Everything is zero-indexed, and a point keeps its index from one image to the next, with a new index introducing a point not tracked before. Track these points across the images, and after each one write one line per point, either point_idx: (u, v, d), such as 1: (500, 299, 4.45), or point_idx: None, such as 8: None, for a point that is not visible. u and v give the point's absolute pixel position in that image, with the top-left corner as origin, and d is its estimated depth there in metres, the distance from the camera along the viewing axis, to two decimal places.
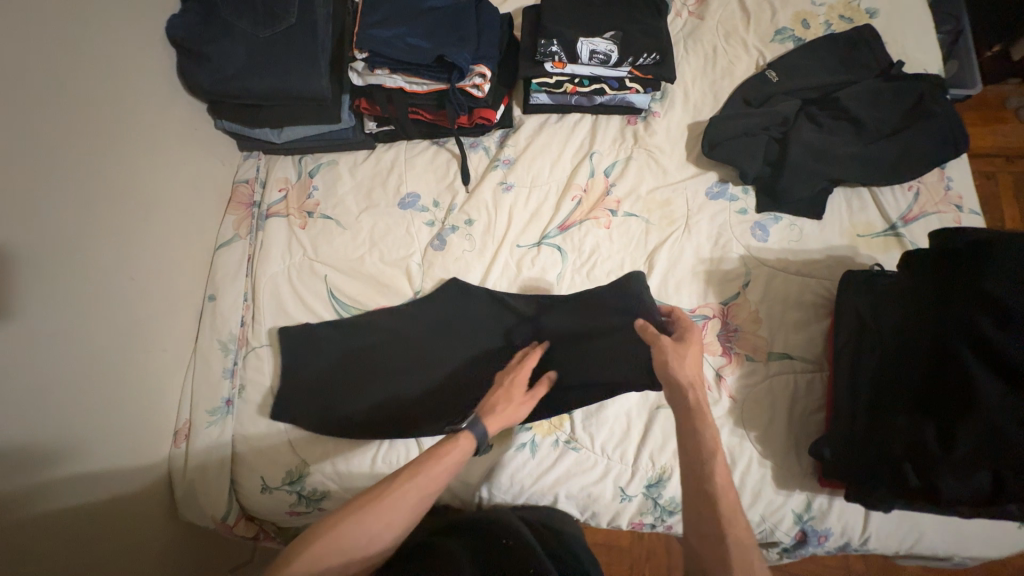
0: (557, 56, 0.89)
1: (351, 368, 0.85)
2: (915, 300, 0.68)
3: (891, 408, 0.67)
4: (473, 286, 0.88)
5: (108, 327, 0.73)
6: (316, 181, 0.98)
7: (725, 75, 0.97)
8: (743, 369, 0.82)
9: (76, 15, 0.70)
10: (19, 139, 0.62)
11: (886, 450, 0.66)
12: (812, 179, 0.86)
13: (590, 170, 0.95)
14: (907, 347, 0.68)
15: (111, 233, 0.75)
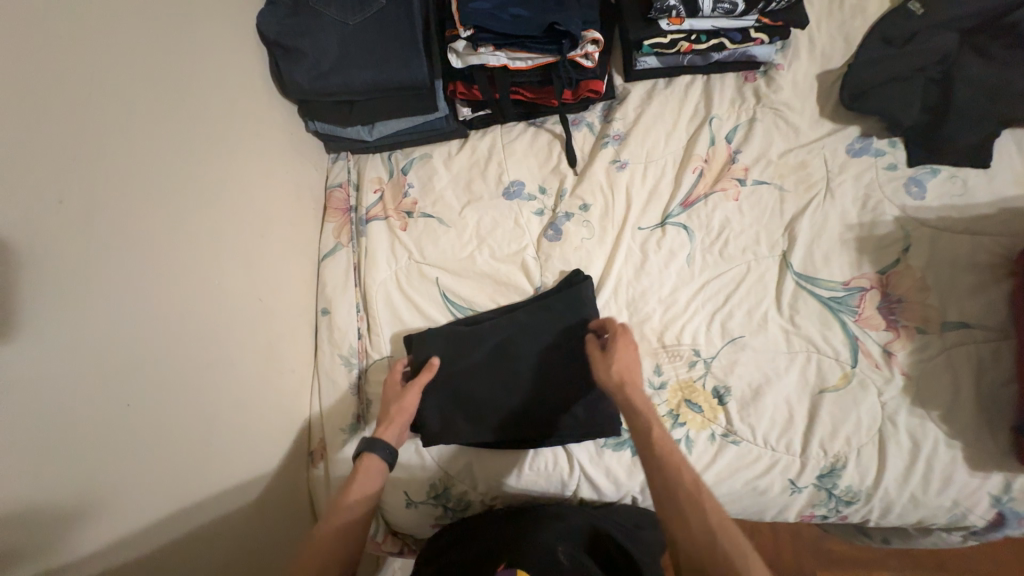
0: (675, 11, 0.80)
1: (484, 376, 0.77)
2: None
3: None
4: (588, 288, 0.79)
5: (241, 352, 0.71)
6: (411, 178, 0.91)
7: (856, 13, 0.86)
8: (915, 343, 0.74)
9: (177, 18, 0.65)
10: (148, 162, 0.58)
11: None
12: (980, 123, 0.76)
13: (710, 138, 0.86)
14: None
15: (232, 251, 0.71)
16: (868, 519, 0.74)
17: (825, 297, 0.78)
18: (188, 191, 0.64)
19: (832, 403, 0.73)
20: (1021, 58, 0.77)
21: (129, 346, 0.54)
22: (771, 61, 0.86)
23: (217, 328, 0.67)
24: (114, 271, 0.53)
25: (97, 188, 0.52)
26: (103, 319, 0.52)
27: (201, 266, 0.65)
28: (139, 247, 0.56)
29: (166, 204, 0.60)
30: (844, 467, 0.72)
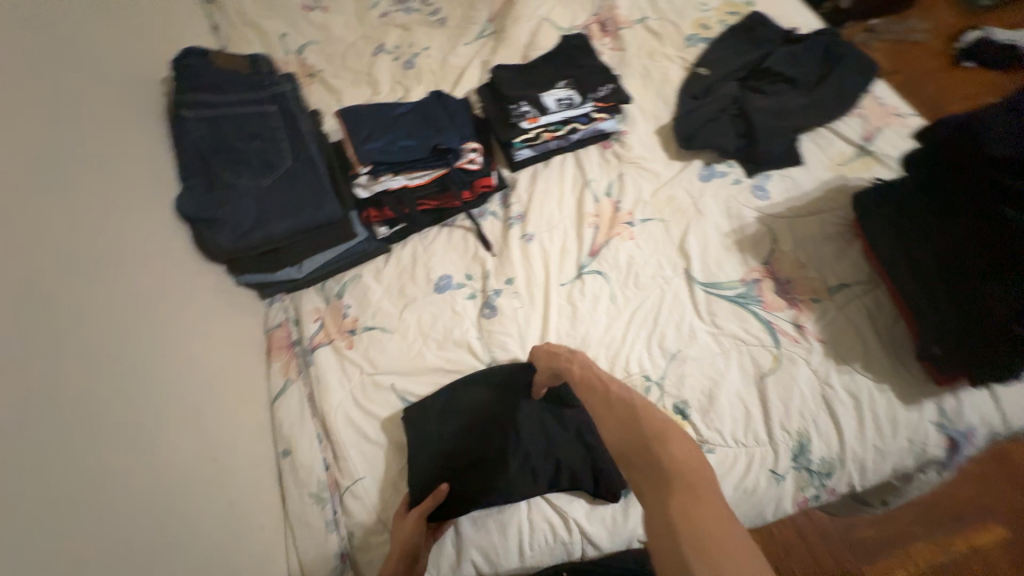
0: (529, 113, 0.99)
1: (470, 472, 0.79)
2: (950, 160, 0.76)
3: (967, 282, 0.72)
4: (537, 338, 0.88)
5: (200, 524, 0.66)
6: (347, 300, 0.97)
7: (665, 83, 1.12)
8: (816, 312, 0.85)
9: (101, 219, 0.70)
10: (81, 356, 0.59)
11: (985, 323, 0.69)
12: (782, 134, 0.97)
13: (594, 198, 1.02)
14: (958, 221, 0.74)
15: (175, 420, 0.69)
16: (852, 484, 0.77)
17: (732, 295, 0.89)
18: (124, 370, 0.64)
19: (776, 384, 0.81)
20: (787, 85, 1.02)
21: (79, 552, 0.50)
22: (617, 130, 1.07)
23: (174, 503, 0.63)
24: (56, 470, 0.51)
25: (33, 388, 0.52)
26: (49, 523, 0.48)
27: (148, 441, 0.63)
28: (79, 441, 0.54)
29: (107, 389, 0.60)
30: (810, 440, 0.77)
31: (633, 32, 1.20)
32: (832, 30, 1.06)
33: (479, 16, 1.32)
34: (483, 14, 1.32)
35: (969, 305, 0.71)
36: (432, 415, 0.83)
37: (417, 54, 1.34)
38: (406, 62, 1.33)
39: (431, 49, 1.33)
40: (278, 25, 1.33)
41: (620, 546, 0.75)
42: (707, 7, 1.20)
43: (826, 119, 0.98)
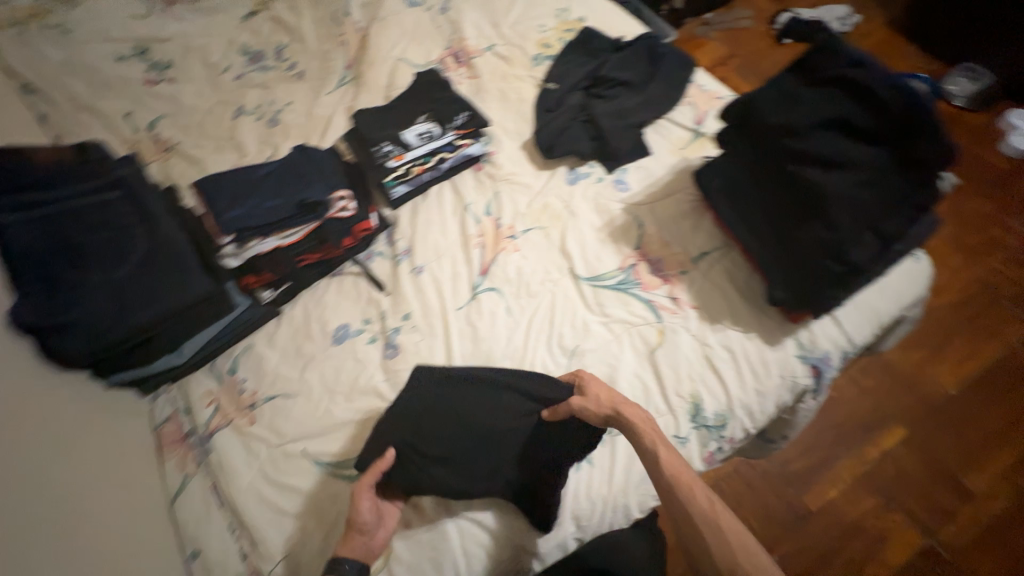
0: (393, 152, 1.01)
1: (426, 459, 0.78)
2: (748, 131, 0.86)
3: (789, 229, 0.81)
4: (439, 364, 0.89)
5: None
6: (242, 374, 0.92)
7: (521, 102, 1.20)
8: (685, 282, 0.94)
9: None
10: None
11: (813, 261, 0.78)
12: (628, 131, 1.08)
13: (476, 219, 1.06)
14: (769, 179, 0.84)
15: (53, 547, 0.61)
16: (748, 429, 0.85)
17: (613, 283, 0.96)
18: None
19: (665, 355, 0.88)
20: (623, 87, 1.13)
21: None
22: (485, 152, 1.13)
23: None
24: None
25: None
26: None
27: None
28: None
29: None
30: (702, 398, 0.84)
31: (484, 59, 1.28)
32: (651, 34, 1.19)
33: (336, 65, 1.33)
34: (339, 63, 1.34)
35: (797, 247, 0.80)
36: (422, 392, 0.84)
37: (280, 111, 1.32)
38: (270, 121, 1.31)
39: (294, 104, 1.33)
40: (121, 105, 1.26)
41: (554, 552, 0.79)
42: (545, 28, 1.30)
43: (661, 111, 1.10)
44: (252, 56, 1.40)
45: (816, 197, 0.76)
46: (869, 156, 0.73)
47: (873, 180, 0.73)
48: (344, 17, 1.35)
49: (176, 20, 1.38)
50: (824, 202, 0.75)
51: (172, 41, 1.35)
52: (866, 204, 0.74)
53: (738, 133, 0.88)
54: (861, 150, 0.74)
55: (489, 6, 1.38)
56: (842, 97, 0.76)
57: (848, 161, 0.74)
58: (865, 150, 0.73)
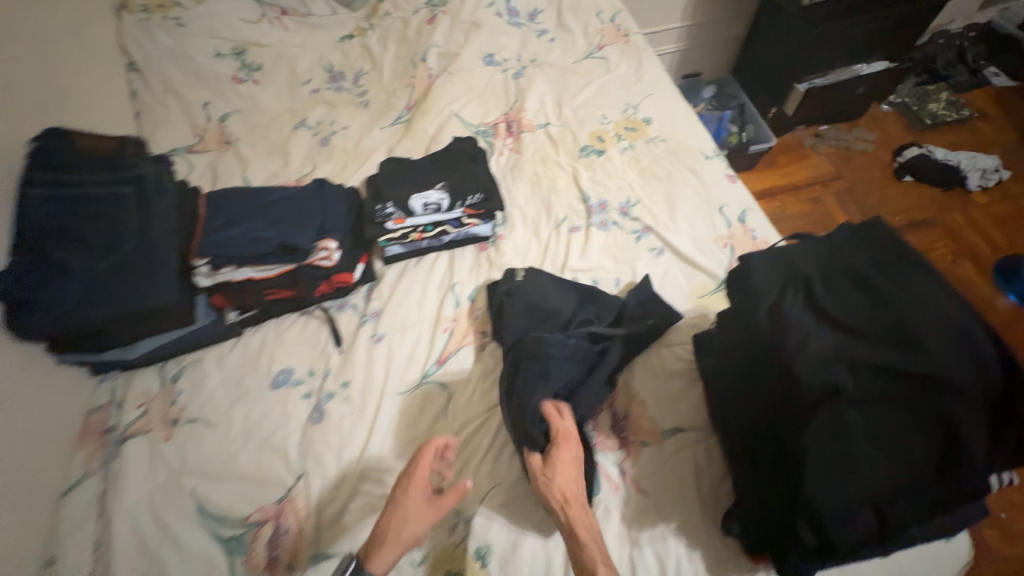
0: (395, 215, 1.01)
1: (869, 326, 0.58)
2: (840, 295, 0.61)
3: (863, 450, 0.54)
4: (752, 270, 0.67)
5: None
6: (181, 385, 0.94)
7: (551, 191, 1.13)
8: (642, 457, 0.81)
9: None
10: None
11: (869, 498, 0.54)
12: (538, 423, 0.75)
13: (455, 301, 1.00)
14: (870, 366, 0.56)
15: None
16: None
17: None
18: None
19: None
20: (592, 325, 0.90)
21: None
22: (494, 233, 1.08)
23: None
24: None
25: None
26: None
27: None
28: None
29: None
30: None
31: (533, 135, 1.23)
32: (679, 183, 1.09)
33: (397, 103, 1.37)
34: (402, 102, 1.37)
35: (792, 459, 0.57)
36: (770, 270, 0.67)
37: (334, 133, 1.37)
38: (322, 139, 1.36)
39: (349, 128, 1.37)
40: (204, 95, 1.35)
41: None
42: (607, 120, 1.23)
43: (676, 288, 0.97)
44: (333, 74, 1.47)
45: (851, 418, 0.55)
46: (987, 399, 0.53)
47: (913, 419, 0.54)
48: (418, 62, 1.39)
49: (282, 29, 1.48)
50: (917, 430, 0.54)
51: (269, 47, 1.46)
52: (915, 467, 0.53)
53: (832, 286, 0.63)
54: (988, 384, 0.53)
55: (559, 83, 1.34)
56: (961, 317, 0.57)
57: (906, 369, 0.54)
58: (940, 360, 0.54)
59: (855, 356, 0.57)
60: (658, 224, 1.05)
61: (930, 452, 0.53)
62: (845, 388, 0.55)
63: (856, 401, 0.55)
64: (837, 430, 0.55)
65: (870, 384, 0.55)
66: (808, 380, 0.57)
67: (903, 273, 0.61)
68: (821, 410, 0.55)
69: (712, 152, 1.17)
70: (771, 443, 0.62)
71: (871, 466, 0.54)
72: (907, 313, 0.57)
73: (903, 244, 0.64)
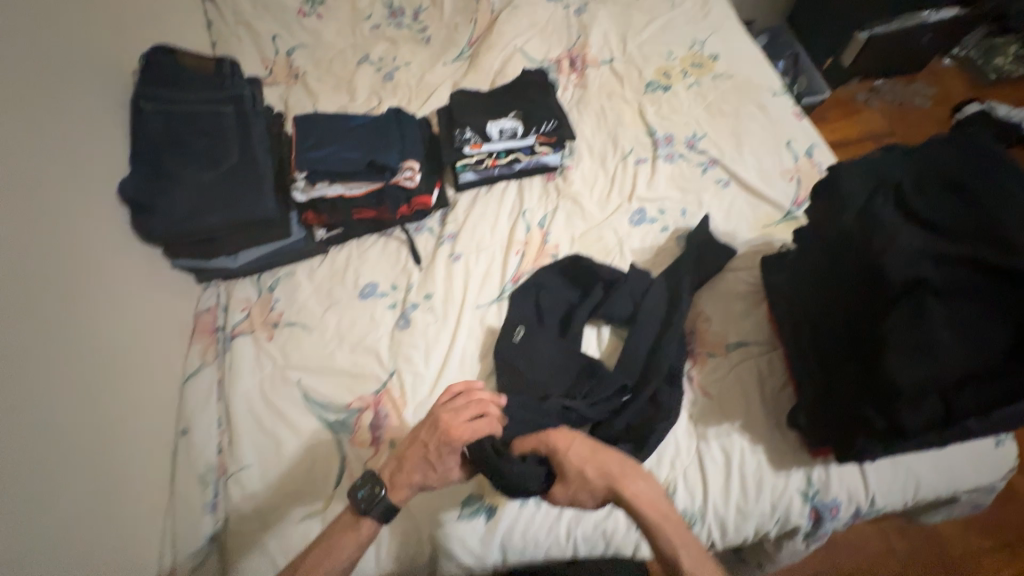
0: (473, 140, 1.05)
1: (961, 226, 0.61)
2: (934, 200, 0.64)
3: (946, 336, 0.58)
4: (842, 180, 0.71)
5: (82, 473, 0.71)
6: (277, 294, 1.02)
7: (618, 125, 1.15)
8: (709, 366, 0.87)
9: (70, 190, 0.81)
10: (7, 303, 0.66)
11: (947, 380, 0.59)
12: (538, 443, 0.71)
13: (526, 226, 1.05)
14: (959, 262, 0.60)
15: (88, 378, 0.76)
16: (713, 540, 0.78)
17: None
18: (46, 327, 0.71)
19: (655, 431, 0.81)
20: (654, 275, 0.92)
21: None
22: (562, 164, 1.11)
23: (59, 473, 0.67)
24: None
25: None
26: None
27: (46, 389, 0.69)
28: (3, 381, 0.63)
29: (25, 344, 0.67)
30: (675, 489, 0.78)
31: (598, 71, 1.24)
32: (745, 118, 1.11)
33: (459, 40, 1.38)
34: (464, 38, 1.38)
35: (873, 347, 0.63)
36: (860, 180, 0.70)
37: (397, 68, 1.39)
38: (386, 74, 1.38)
39: (411, 64, 1.39)
40: (273, 29, 1.39)
41: (772, 523, 0.77)
42: (673, 56, 1.23)
43: (742, 218, 1.00)
44: (394, 10, 1.48)
45: (936, 307, 0.59)
46: None
47: (995, 310, 0.58)
48: None
49: None
50: (999, 320, 0.58)
51: None
52: (994, 354, 0.58)
53: (925, 191, 0.65)
54: None
55: (623, 19, 1.33)
56: None
57: (995, 263, 0.58)
58: None
59: (945, 252, 0.60)
60: (724, 157, 1.07)
61: (1009, 340, 0.57)
62: (928, 279, 0.60)
63: (941, 293, 0.60)
64: (914, 318, 0.60)
65: (957, 278, 0.59)
66: (895, 274, 0.61)
67: (997, 179, 0.63)
68: (907, 301, 0.60)
69: (780, 90, 1.16)
70: (857, 337, 0.67)
71: (952, 351, 0.58)
72: (1000, 213, 0.60)
73: (999, 154, 0.66)
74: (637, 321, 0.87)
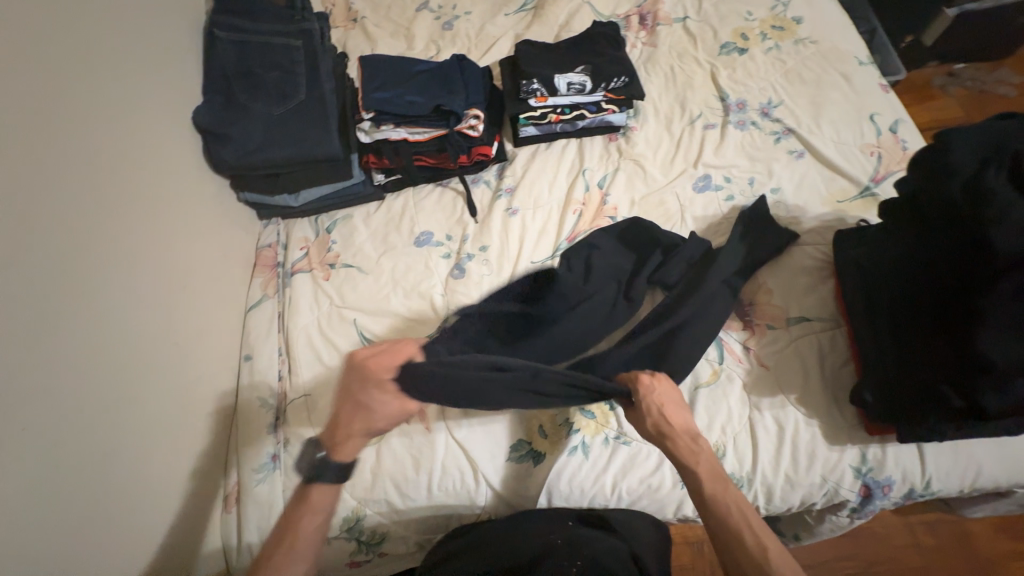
0: (539, 92, 1.02)
1: None
2: None
3: None
4: (950, 148, 0.66)
5: (161, 381, 0.75)
6: (334, 236, 1.03)
7: (687, 87, 1.10)
8: (766, 338, 0.84)
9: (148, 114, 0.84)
10: (91, 213, 0.69)
11: None
12: (512, 392, 0.67)
13: (585, 186, 1.03)
14: None
15: (164, 294, 0.79)
16: (757, 505, 0.79)
17: None
18: (126, 242, 0.74)
19: (708, 396, 0.81)
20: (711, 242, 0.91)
21: (60, 365, 0.60)
22: (626, 124, 1.08)
23: (142, 378, 0.71)
24: (72, 301, 0.63)
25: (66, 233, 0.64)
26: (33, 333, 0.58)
27: (129, 299, 0.72)
28: (91, 286, 0.66)
29: (105, 254, 0.70)
30: (724, 455, 0.78)
31: (669, 29, 1.18)
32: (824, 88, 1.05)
33: None
34: None
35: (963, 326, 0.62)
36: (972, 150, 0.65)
37: (457, 17, 1.35)
38: (445, 23, 1.34)
39: (472, 13, 1.34)
40: None
41: (819, 496, 0.77)
42: (752, 16, 1.16)
43: (814, 191, 0.96)
44: None
45: None
46: None
47: None
48: None
49: None
50: None
51: None
52: None
53: None
54: None
55: None
56: None
57: None
58: None
59: None
60: (800, 127, 1.02)
61: None
62: None
63: None
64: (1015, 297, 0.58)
65: None
66: (1001, 252, 0.59)
67: None
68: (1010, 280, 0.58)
69: (866, 59, 1.09)
70: (946, 314, 0.65)
71: None
72: None
73: None
74: (695, 288, 0.85)
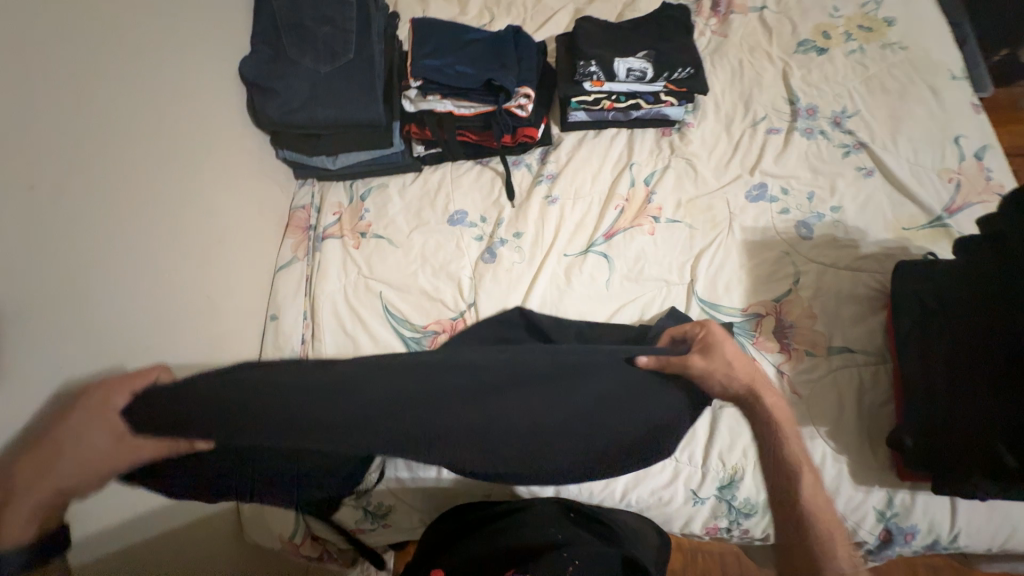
0: (596, 75, 0.97)
1: None
2: None
3: None
4: None
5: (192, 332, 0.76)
6: (368, 205, 1.01)
7: (754, 85, 1.02)
8: (804, 364, 0.80)
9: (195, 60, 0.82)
10: (136, 159, 0.69)
11: None
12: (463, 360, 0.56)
13: (631, 181, 0.98)
14: None
15: (201, 245, 0.80)
16: (768, 533, 0.77)
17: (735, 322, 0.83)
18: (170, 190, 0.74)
19: (732, 417, 0.78)
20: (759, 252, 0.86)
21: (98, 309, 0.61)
22: (682, 119, 1.02)
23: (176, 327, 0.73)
24: (115, 244, 0.64)
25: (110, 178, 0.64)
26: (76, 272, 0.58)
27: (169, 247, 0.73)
28: (132, 231, 0.67)
29: (148, 202, 0.70)
30: (742, 478, 0.75)
31: (743, 19, 1.09)
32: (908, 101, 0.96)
33: None
34: None
35: None
36: None
37: None
38: None
39: None
40: None
41: None
42: (837, 13, 1.06)
43: (880, 214, 0.89)
44: None
45: None
46: None
47: None
48: None
49: None
50: None
51: None
52: None
53: None
54: None
55: None
56: None
57: None
58: None
59: None
60: (873, 142, 0.94)
61: None
62: None
63: None
64: None
65: None
66: None
67: None
68: None
69: (960, 74, 0.99)
70: None
71: None
72: None
73: None
74: None
